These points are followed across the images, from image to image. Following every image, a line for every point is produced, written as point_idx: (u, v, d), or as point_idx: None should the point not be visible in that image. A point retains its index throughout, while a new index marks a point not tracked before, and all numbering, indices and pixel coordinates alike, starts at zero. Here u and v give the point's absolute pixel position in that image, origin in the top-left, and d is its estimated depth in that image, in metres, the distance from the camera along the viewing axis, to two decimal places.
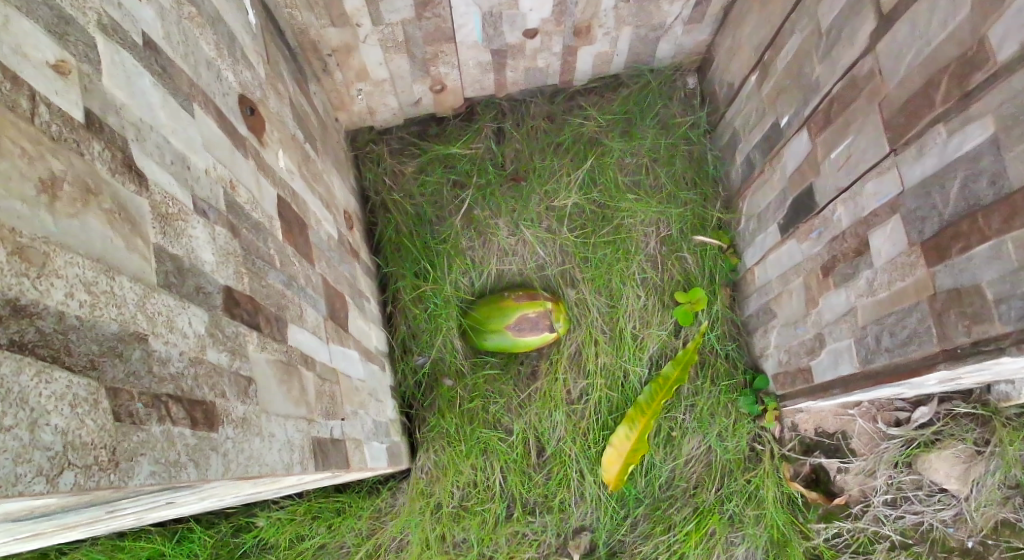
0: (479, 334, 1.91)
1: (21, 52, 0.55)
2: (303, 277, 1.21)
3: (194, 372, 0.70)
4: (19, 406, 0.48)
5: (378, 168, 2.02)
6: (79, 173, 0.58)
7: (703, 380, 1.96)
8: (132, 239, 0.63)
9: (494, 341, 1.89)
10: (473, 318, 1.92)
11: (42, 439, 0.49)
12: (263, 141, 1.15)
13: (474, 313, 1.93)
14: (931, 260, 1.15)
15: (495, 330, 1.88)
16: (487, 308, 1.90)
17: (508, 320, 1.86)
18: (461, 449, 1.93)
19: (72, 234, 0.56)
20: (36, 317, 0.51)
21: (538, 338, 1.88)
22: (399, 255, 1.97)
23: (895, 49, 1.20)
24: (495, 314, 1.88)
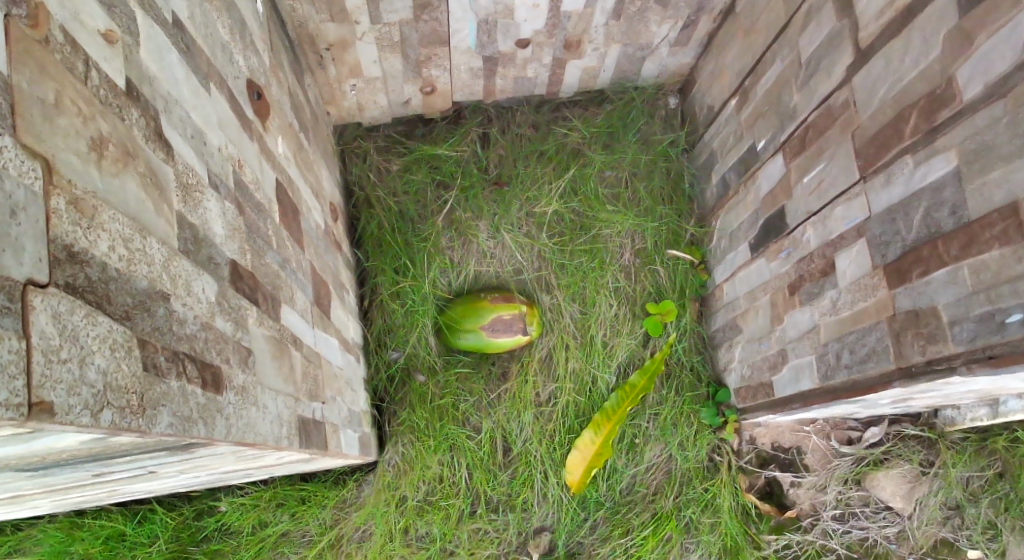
0: (452, 332, 1.95)
1: (79, 20, 0.58)
2: (295, 260, 1.24)
3: (205, 335, 0.73)
4: (72, 343, 0.50)
5: (363, 164, 2.05)
6: (121, 137, 0.61)
7: (668, 390, 2.02)
8: (159, 202, 0.66)
9: (466, 340, 1.93)
10: (448, 316, 1.96)
11: (89, 376, 0.51)
12: (266, 126, 1.17)
13: (449, 311, 1.96)
14: (893, 283, 1.24)
15: (470, 329, 1.91)
16: (463, 307, 1.93)
17: (483, 320, 1.90)
18: (429, 444, 1.95)
19: (114, 191, 0.58)
20: (86, 264, 0.53)
21: (508, 339, 1.92)
22: (379, 250, 2.00)
23: (870, 83, 1.29)
24: (471, 313, 1.91)
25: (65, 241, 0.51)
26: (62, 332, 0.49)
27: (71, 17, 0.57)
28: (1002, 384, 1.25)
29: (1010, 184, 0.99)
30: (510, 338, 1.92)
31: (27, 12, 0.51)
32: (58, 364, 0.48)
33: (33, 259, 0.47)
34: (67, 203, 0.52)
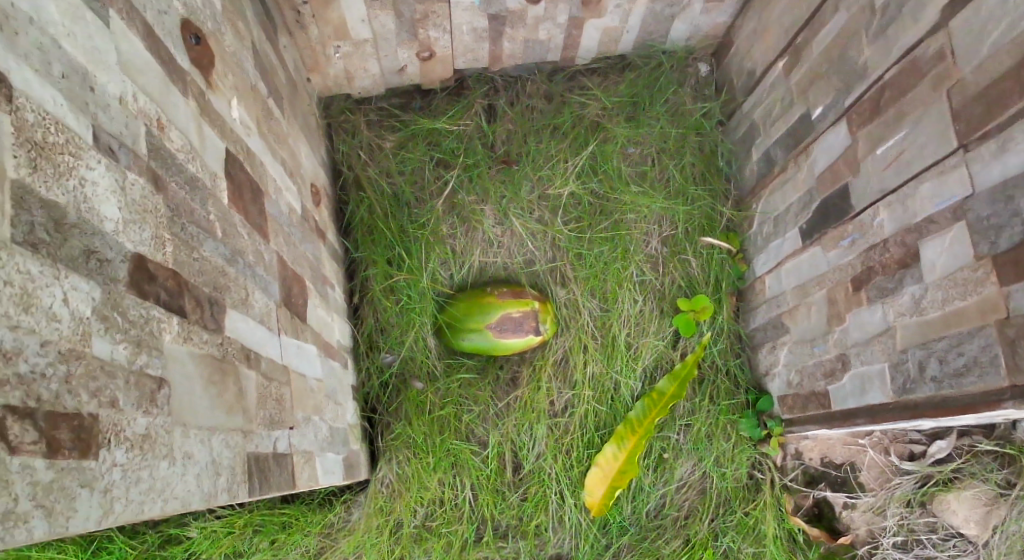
0: (452, 332, 1.70)
1: None
2: (254, 253, 0.99)
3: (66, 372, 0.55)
4: None
5: (352, 140, 1.79)
6: None
7: (701, 398, 1.78)
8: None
9: (469, 341, 1.68)
10: (449, 314, 1.71)
11: None
12: (213, 81, 0.92)
13: (449, 308, 1.72)
14: (1006, 277, 0.98)
15: (474, 329, 1.66)
16: (466, 304, 1.69)
17: (489, 318, 1.65)
18: (429, 462, 1.71)
19: None
20: None
21: (517, 341, 1.66)
22: (370, 239, 1.74)
23: (976, 26, 1.03)
24: (475, 311, 1.67)
25: None
26: None
27: None
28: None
29: None
30: (519, 340, 1.66)
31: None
32: None
33: None
34: None
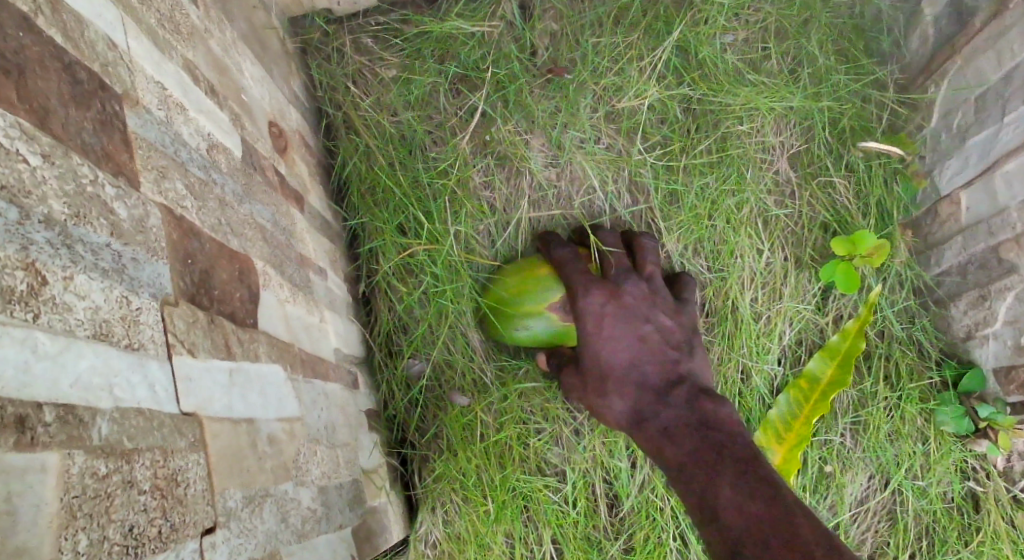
0: (497, 318, 1.14)
1: None
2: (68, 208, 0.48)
3: None
4: None
5: (337, 69, 1.27)
6: None
7: (875, 381, 1.22)
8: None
9: (521, 332, 1.11)
10: (493, 292, 1.15)
11: None
12: None
13: (495, 283, 1.16)
14: None
15: (526, 314, 1.09)
16: (516, 276, 1.12)
17: (551, 296, 1.07)
18: (488, 509, 1.20)
19: None
20: None
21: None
22: (373, 201, 1.22)
23: None
24: (532, 285, 1.09)
25: None
26: None
27: None
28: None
29: None
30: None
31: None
32: None
33: None
34: None
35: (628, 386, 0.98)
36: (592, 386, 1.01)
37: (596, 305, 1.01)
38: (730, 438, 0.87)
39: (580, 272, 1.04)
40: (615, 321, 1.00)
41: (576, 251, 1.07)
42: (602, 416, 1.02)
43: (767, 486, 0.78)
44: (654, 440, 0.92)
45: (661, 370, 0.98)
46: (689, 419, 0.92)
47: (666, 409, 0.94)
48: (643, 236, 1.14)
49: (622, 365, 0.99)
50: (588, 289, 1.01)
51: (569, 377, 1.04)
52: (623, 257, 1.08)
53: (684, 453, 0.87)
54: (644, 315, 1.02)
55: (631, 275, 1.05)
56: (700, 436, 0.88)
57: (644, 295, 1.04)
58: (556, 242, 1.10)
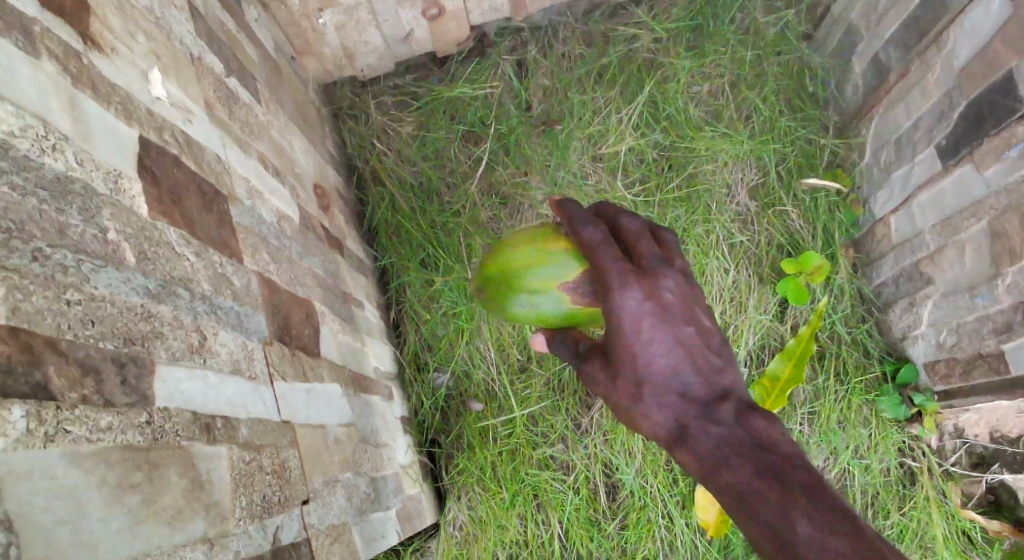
0: (497, 291, 0.90)
1: None
2: (213, 281, 0.72)
3: None
4: None
5: (365, 129, 1.52)
6: None
7: (826, 376, 1.44)
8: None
9: (528, 307, 0.88)
10: (495, 257, 0.91)
11: None
12: (110, 51, 0.65)
13: (501, 246, 0.91)
14: None
15: (538, 292, 0.86)
16: (525, 245, 0.88)
17: (571, 275, 0.85)
18: (503, 497, 1.42)
19: None
20: None
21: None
22: (399, 241, 1.47)
23: None
24: (508, 252, 0.90)
25: None
26: None
27: None
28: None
29: None
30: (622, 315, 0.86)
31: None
32: None
33: None
34: None
35: (669, 399, 0.78)
36: (625, 398, 0.81)
37: (633, 304, 0.76)
38: (779, 454, 0.75)
39: (608, 262, 0.78)
40: (656, 326, 0.77)
41: (604, 230, 0.80)
42: (645, 430, 0.82)
43: (842, 517, 0.68)
44: (697, 458, 0.77)
45: (710, 384, 0.79)
46: (741, 444, 0.76)
47: (714, 427, 0.77)
48: (662, 231, 0.88)
49: (665, 377, 0.78)
50: (625, 287, 0.76)
51: (596, 377, 0.84)
52: (654, 244, 0.82)
53: (741, 482, 0.74)
54: (687, 317, 0.79)
55: (670, 268, 0.80)
56: (754, 460, 0.75)
57: (685, 294, 0.80)
58: (574, 214, 0.82)
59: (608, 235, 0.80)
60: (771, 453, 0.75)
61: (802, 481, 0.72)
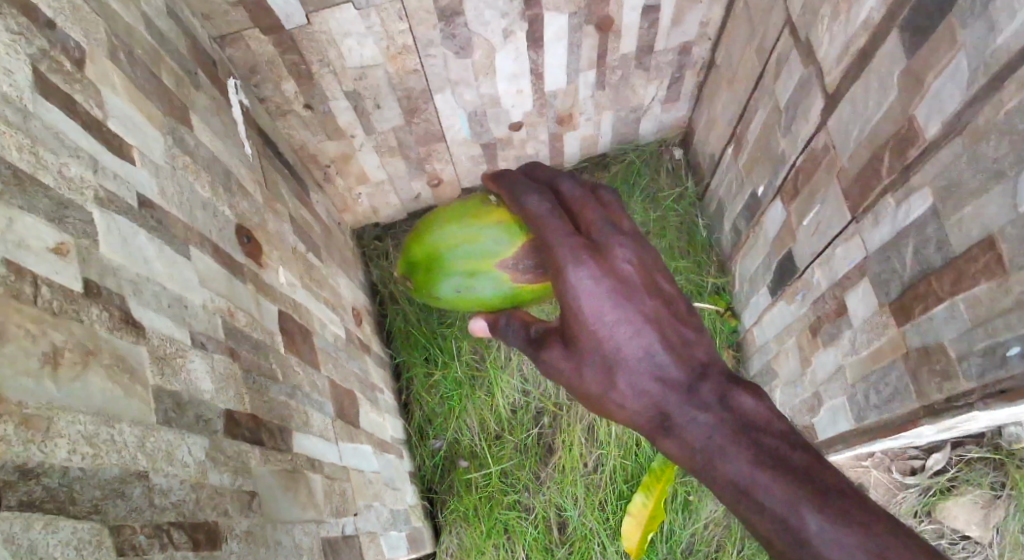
0: (438, 268, 1.17)
1: (65, 221, 0.70)
2: (308, 383, 1.29)
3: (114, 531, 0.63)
4: (76, 505, 0.60)
5: (385, 262, 2.13)
6: (23, 320, 0.61)
7: None
8: (102, 381, 0.68)
9: (464, 284, 1.15)
10: (433, 240, 1.18)
11: (60, 534, 0.58)
12: (262, 264, 1.25)
13: (430, 232, 1.20)
14: (900, 320, 1.22)
15: (480, 269, 1.13)
16: (461, 223, 1.15)
17: (504, 253, 1.11)
18: (482, 530, 1.95)
19: (7, 383, 0.58)
20: None
21: (540, 291, 1.14)
22: (408, 344, 2.05)
23: (843, 126, 1.25)
24: (465, 241, 1.14)
25: None
26: (64, 481, 0.60)
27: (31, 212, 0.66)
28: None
29: (986, 218, 0.96)
30: (541, 288, 1.13)
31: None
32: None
33: None
34: (23, 372, 0.60)
35: (644, 380, 0.88)
36: (598, 386, 0.91)
37: (592, 277, 0.89)
38: (769, 432, 0.82)
39: (564, 242, 0.91)
40: (615, 296, 0.88)
41: (551, 205, 0.96)
42: (619, 417, 0.92)
43: (852, 506, 0.73)
44: (686, 448, 0.85)
45: (680, 360, 0.89)
46: (727, 423, 0.84)
47: (702, 414, 0.85)
48: (602, 190, 1.03)
49: (638, 355, 0.88)
50: (579, 262, 0.89)
51: (555, 363, 0.94)
52: (599, 210, 0.97)
53: (740, 471, 0.80)
54: (643, 289, 0.90)
55: (619, 239, 0.93)
56: (747, 446, 0.81)
57: (639, 260, 0.92)
58: (524, 192, 0.99)
59: (558, 208, 0.96)
60: (764, 436, 0.82)
61: (792, 461, 0.79)
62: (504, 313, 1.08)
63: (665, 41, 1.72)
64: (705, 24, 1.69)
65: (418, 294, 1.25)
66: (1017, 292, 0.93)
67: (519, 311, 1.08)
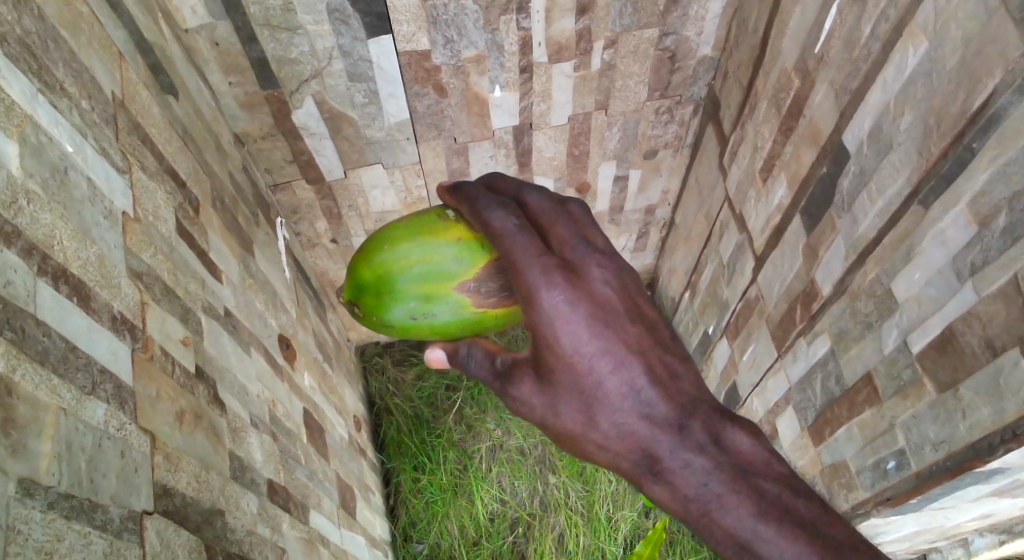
0: (391, 290, 1.12)
1: (187, 321, 0.98)
2: (321, 472, 1.51)
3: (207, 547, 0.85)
4: (190, 523, 0.82)
5: (382, 376, 2.36)
6: (169, 386, 0.86)
7: (673, 556, 2.19)
8: (204, 437, 0.92)
9: (419, 310, 1.10)
10: (385, 261, 1.12)
11: (185, 539, 0.79)
12: (294, 367, 1.51)
13: (384, 251, 1.12)
14: (815, 441, 1.48)
15: (437, 293, 1.09)
16: (416, 240, 1.10)
17: (464, 274, 1.08)
18: None
19: (162, 427, 0.82)
20: (142, 454, 0.74)
21: (497, 317, 1.10)
22: (399, 451, 2.24)
23: (768, 281, 1.57)
24: (427, 261, 1.09)
25: (145, 448, 0.75)
26: (185, 503, 0.82)
27: (172, 313, 0.93)
28: (995, 507, 1.46)
29: (864, 358, 1.25)
30: (500, 314, 1.09)
31: (141, 343, 0.82)
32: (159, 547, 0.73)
33: (145, 497, 0.73)
34: (170, 420, 0.84)
35: (631, 416, 0.92)
36: (578, 423, 0.94)
37: (567, 302, 0.90)
38: (770, 476, 0.89)
39: (538, 263, 0.91)
40: (593, 323, 0.90)
41: (519, 220, 0.95)
42: (601, 458, 0.96)
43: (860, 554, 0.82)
44: (680, 497, 0.90)
45: (667, 396, 0.93)
46: (726, 470, 0.89)
47: (697, 459, 0.90)
48: (571, 202, 1.05)
49: (622, 393, 0.92)
50: (553, 286, 0.89)
51: (526, 396, 0.97)
52: (569, 225, 0.99)
53: (743, 526, 0.86)
54: (620, 315, 0.93)
55: (593, 259, 0.95)
56: (750, 496, 0.87)
57: (616, 282, 0.95)
58: (490, 205, 0.98)
59: (526, 223, 0.95)
60: (765, 482, 0.88)
61: (797, 512, 0.86)
62: (465, 342, 1.08)
63: (632, 203, 2.08)
64: (665, 192, 2.07)
65: (367, 321, 1.19)
66: (889, 417, 1.20)
67: (481, 339, 1.08)
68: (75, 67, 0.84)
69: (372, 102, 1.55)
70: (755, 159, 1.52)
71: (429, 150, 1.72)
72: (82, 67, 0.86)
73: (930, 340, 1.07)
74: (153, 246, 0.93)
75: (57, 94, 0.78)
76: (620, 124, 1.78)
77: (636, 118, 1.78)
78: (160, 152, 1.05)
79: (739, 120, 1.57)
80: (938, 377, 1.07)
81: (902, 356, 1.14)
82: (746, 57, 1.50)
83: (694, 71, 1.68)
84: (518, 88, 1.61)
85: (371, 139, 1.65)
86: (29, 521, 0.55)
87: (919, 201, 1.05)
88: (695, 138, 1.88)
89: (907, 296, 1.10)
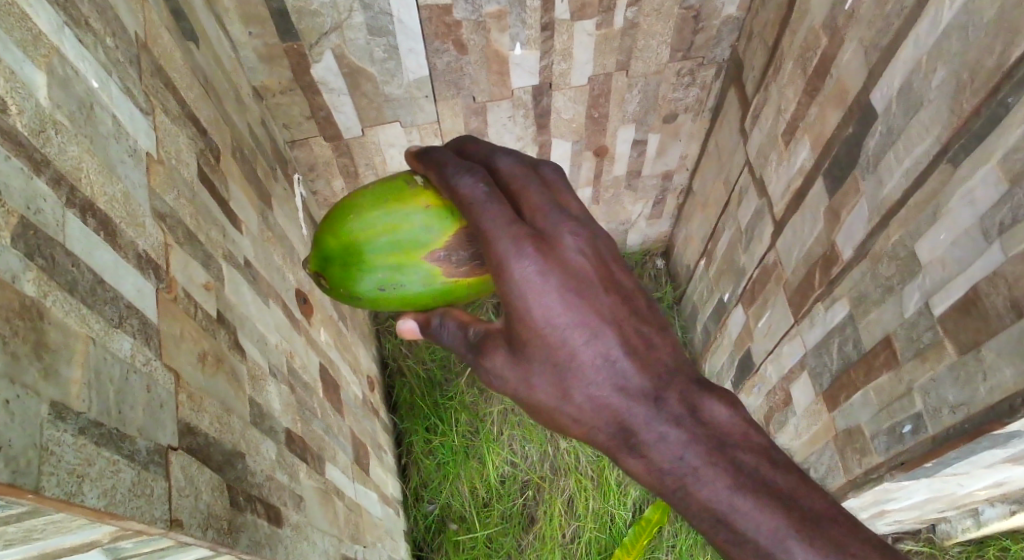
0: (358, 261, 1.09)
1: (208, 266, 0.98)
2: (336, 427, 1.53)
3: (229, 486, 0.86)
4: (213, 462, 0.84)
5: (396, 338, 2.34)
6: (191, 328, 0.87)
7: (681, 521, 2.21)
8: (225, 380, 0.93)
9: (388, 280, 1.08)
10: (352, 229, 1.08)
11: (207, 475, 0.80)
12: (310, 322, 1.52)
13: (349, 221, 1.09)
14: (830, 407, 1.48)
15: (406, 262, 1.07)
16: (383, 208, 1.07)
17: (434, 243, 1.06)
18: None
19: (185, 367, 0.82)
20: (167, 391, 0.75)
21: (469, 287, 1.08)
22: (412, 413, 2.27)
23: (786, 246, 1.56)
24: (393, 231, 1.06)
25: (170, 384, 0.76)
26: (207, 442, 0.83)
27: (194, 256, 0.93)
28: (1008, 475, 1.46)
29: (884, 322, 1.24)
30: (471, 284, 1.08)
31: (165, 283, 0.82)
32: (184, 480, 0.74)
33: (170, 432, 0.74)
34: (194, 361, 0.85)
35: (605, 388, 0.90)
36: (551, 397, 0.92)
37: (539, 273, 0.86)
38: (748, 448, 0.87)
39: (508, 233, 0.87)
40: (566, 295, 0.87)
41: (490, 187, 0.90)
42: (575, 431, 0.94)
43: (843, 531, 0.80)
44: (655, 469, 0.89)
45: (643, 367, 0.91)
46: (702, 443, 0.88)
47: (672, 431, 0.89)
48: (543, 167, 1.01)
49: (596, 364, 0.90)
50: (524, 257, 0.86)
51: (499, 368, 0.94)
52: (542, 191, 0.95)
53: (719, 498, 0.85)
54: (593, 285, 0.90)
55: (566, 228, 0.91)
56: (725, 468, 0.86)
57: (589, 251, 0.92)
58: (457, 171, 0.93)
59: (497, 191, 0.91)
60: (741, 453, 0.87)
61: (773, 483, 0.84)
62: (437, 313, 1.06)
63: (650, 169, 2.06)
64: (684, 157, 2.05)
65: (334, 292, 1.15)
66: (907, 381, 1.20)
67: (454, 310, 1.05)
68: (100, 4, 0.83)
69: (392, 57, 1.54)
70: (778, 121, 1.50)
71: (447, 108, 1.71)
72: (107, 5, 0.86)
73: (954, 301, 1.06)
74: (176, 189, 0.92)
75: (82, 30, 0.77)
76: (641, 85, 1.76)
77: (657, 80, 1.75)
78: (182, 98, 1.05)
79: (763, 82, 1.55)
80: (960, 338, 1.06)
81: (923, 319, 1.13)
82: (772, 16, 1.47)
83: (717, 32, 1.66)
84: (539, 46, 1.59)
85: (389, 97, 1.63)
86: (61, 443, 0.56)
87: (949, 159, 1.04)
88: (717, 102, 1.85)
89: (931, 257, 1.09)
